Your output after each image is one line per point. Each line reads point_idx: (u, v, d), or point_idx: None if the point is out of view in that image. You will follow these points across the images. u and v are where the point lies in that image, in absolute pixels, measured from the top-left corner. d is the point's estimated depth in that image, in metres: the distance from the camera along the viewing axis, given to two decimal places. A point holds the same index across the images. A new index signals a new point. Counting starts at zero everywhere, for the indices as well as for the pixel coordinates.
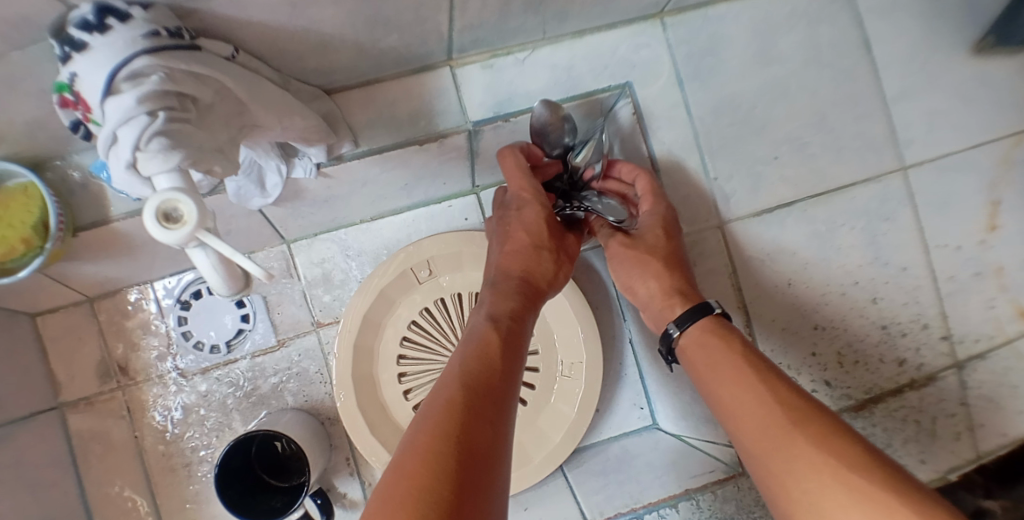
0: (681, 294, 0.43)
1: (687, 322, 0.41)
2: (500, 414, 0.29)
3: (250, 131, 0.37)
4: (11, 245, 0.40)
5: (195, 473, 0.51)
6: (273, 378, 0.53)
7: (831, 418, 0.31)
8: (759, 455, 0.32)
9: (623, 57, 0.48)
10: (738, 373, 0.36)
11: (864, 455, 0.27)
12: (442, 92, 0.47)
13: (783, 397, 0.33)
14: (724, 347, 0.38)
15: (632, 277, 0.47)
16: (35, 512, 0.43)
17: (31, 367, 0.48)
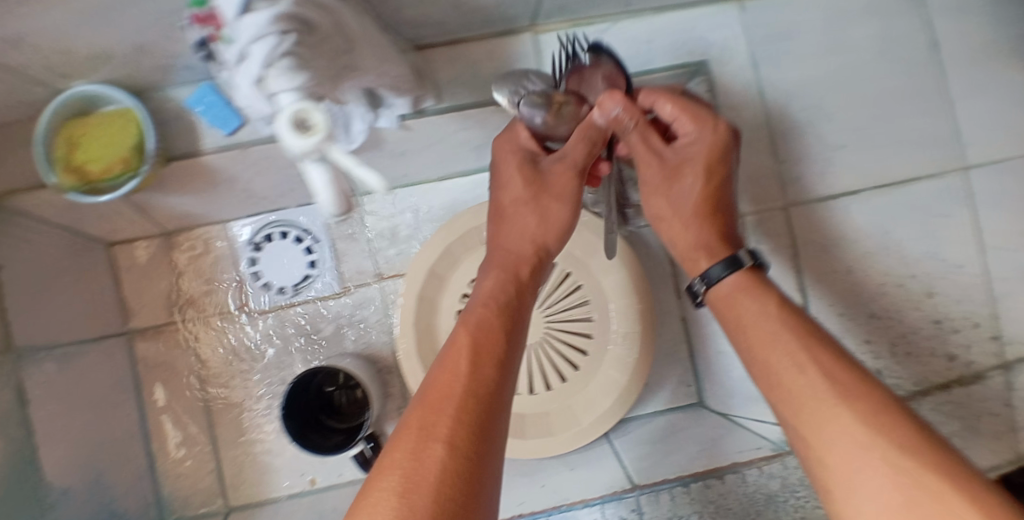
0: (709, 250, 0.38)
1: (722, 272, 0.36)
2: (473, 435, 0.26)
3: (349, 73, 0.36)
4: (110, 165, 0.42)
5: (253, 407, 0.55)
6: (333, 321, 0.56)
7: (876, 390, 0.27)
8: (797, 426, 0.28)
9: (701, 35, 0.49)
10: (777, 339, 0.31)
11: (917, 437, 0.24)
12: (524, 57, 0.48)
13: (823, 366, 0.28)
14: (760, 308, 0.33)
15: (681, 226, 0.40)
16: (82, 423, 0.48)
17: (102, 291, 0.54)
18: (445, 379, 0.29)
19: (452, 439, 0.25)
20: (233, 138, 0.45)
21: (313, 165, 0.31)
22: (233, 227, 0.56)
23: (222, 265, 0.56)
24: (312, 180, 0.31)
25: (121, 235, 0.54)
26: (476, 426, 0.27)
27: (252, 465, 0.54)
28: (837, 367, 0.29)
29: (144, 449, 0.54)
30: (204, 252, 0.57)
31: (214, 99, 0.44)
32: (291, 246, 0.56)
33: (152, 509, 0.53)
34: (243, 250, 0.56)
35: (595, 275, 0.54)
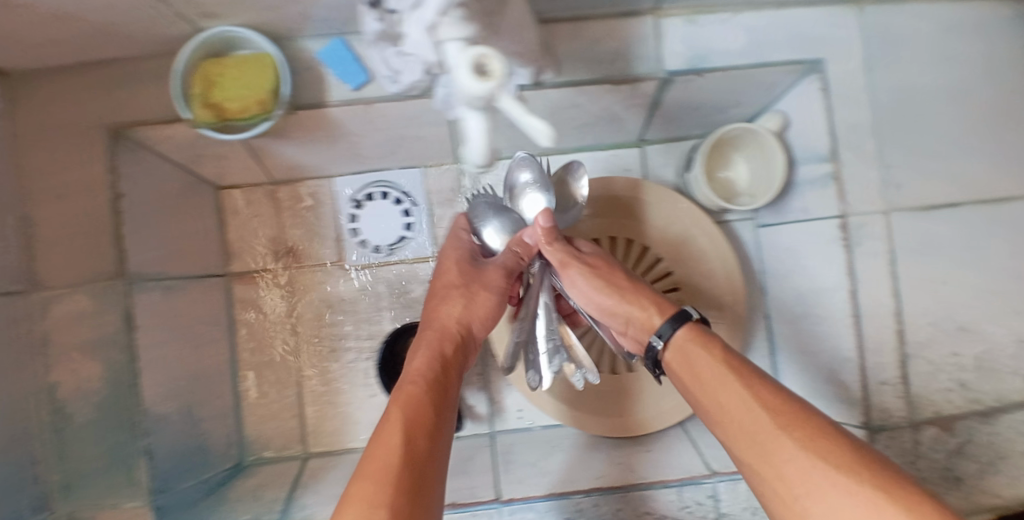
0: (658, 306, 0.42)
1: (671, 328, 0.40)
2: (407, 497, 0.30)
3: (493, 28, 0.36)
4: (247, 105, 0.44)
5: (342, 355, 0.62)
6: (423, 284, 0.63)
7: (808, 413, 0.32)
8: (748, 456, 0.32)
9: (820, 35, 0.48)
10: (722, 381, 0.35)
11: (850, 451, 0.29)
12: (642, 39, 0.47)
13: (766, 399, 0.33)
14: (708, 355, 0.37)
15: (600, 297, 0.44)
16: (186, 351, 0.54)
17: (207, 233, 0.60)
18: (383, 450, 0.32)
19: (393, 503, 0.29)
20: (356, 92, 0.46)
21: (476, 113, 0.31)
22: (338, 185, 0.62)
23: (325, 219, 0.63)
24: (471, 127, 0.32)
25: (231, 181, 0.61)
26: (411, 487, 0.30)
27: (334, 415, 0.62)
28: (776, 398, 0.33)
29: (233, 388, 0.61)
30: (307, 208, 0.63)
31: (344, 53, 0.45)
32: (391, 209, 0.62)
33: (234, 445, 0.59)
34: (345, 207, 0.62)
35: (688, 264, 0.56)
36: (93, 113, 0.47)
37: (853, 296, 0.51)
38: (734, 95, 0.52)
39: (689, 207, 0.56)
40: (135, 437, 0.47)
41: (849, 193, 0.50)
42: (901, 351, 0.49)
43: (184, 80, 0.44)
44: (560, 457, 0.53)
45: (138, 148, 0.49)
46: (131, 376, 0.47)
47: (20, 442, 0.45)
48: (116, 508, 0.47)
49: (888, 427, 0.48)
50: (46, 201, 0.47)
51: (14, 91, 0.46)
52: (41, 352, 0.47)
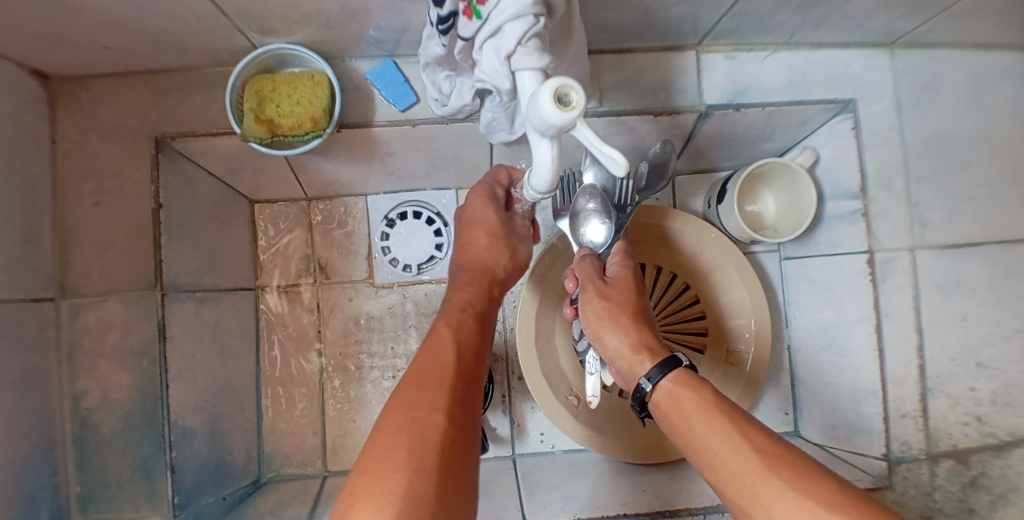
0: (651, 350, 0.42)
1: (660, 373, 0.40)
2: (458, 405, 0.33)
3: (557, 49, 0.38)
4: (300, 120, 0.44)
5: (367, 372, 0.62)
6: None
7: (795, 456, 0.32)
8: (741, 501, 0.32)
9: (853, 75, 0.52)
10: (711, 421, 0.35)
11: (835, 492, 0.28)
12: (685, 72, 0.49)
13: (756, 441, 0.33)
14: (695, 397, 0.37)
15: (600, 327, 0.44)
16: (216, 364, 0.54)
17: (241, 245, 0.60)
18: (432, 365, 0.36)
19: (446, 408, 0.32)
20: (407, 113, 0.48)
21: (547, 140, 0.33)
22: (374, 203, 0.63)
23: (358, 235, 0.63)
24: (539, 151, 0.34)
25: (267, 195, 0.62)
26: (461, 400, 0.34)
27: (357, 432, 0.62)
28: (765, 440, 0.34)
29: (256, 401, 0.61)
30: (339, 224, 0.63)
31: (393, 75, 0.47)
32: (423, 228, 0.63)
33: (254, 460, 0.59)
34: (378, 224, 0.63)
35: (713, 291, 0.58)
36: (138, 121, 0.47)
37: (878, 331, 0.53)
38: (769, 129, 0.56)
39: (719, 237, 0.56)
40: (161, 451, 0.46)
41: (877, 229, 0.53)
42: (922, 384, 0.50)
43: (237, 93, 0.45)
44: (585, 482, 0.53)
45: (179, 157, 0.50)
46: (159, 389, 0.46)
47: (48, 450, 0.45)
48: None
49: (908, 459, 0.50)
50: (85, 206, 0.47)
51: (67, 99, 0.47)
52: (71, 361, 0.47)
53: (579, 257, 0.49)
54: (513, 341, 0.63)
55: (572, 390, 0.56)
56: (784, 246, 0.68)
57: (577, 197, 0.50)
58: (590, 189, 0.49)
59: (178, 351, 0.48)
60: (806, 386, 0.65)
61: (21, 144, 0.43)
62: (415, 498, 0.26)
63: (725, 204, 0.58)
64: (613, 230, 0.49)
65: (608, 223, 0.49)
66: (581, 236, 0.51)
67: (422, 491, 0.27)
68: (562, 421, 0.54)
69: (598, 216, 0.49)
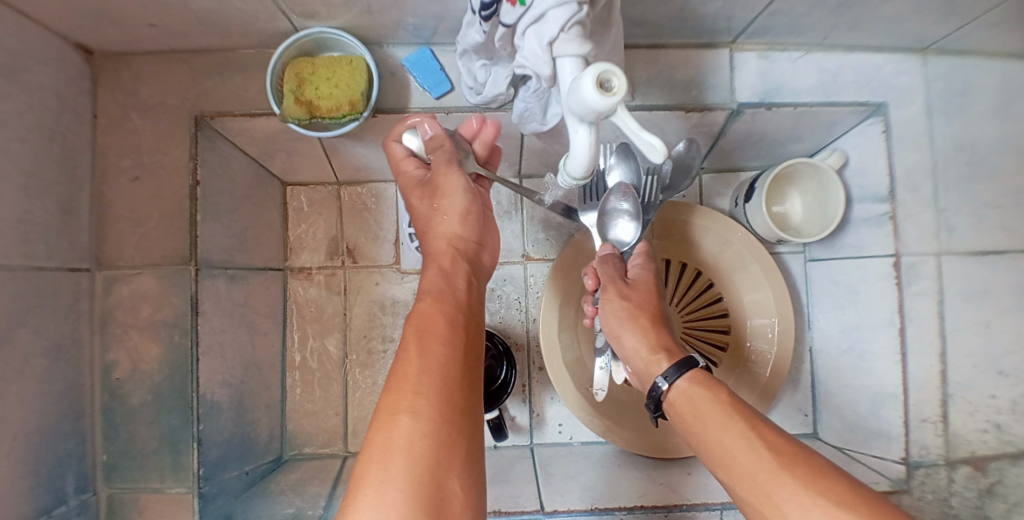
0: (668, 351, 0.43)
1: (677, 373, 0.41)
2: (438, 390, 0.31)
3: (596, 41, 0.39)
4: (337, 103, 0.45)
5: (389, 357, 0.63)
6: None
7: (810, 457, 0.32)
8: (752, 499, 0.32)
9: (884, 79, 0.52)
10: (726, 421, 0.36)
11: (848, 492, 0.29)
12: (717, 69, 0.50)
13: (769, 439, 0.34)
14: (711, 396, 0.38)
15: (620, 327, 0.46)
16: (244, 342, 0.55)
17: (272, 226, 0.61)
18: (403, 357, 0.32)
19: (415, 405, 0.29)
20: (442, 101, 0.49)
21: (585, 125, 0.34)
22: None
23: (386, 221, 0.64)
24: (577, 138, 0.35)
25: (299, 178, 0.62)
26: (439, 387, 0.31)
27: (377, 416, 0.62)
28: (778, 439, 0.34)
29: (280, 380, 0.62)
30: (366, 209, 0.64)
31: (430, 63, 0.48)
32: None
33: (276, 438, 0.60)
34: (406, 211, 0.64)
35: (737, 290, 0.58)
36: (177, 99, 0.48)
37: (902, 334, 0.53)
38: (798, 130, 0.56)
39: (745, 236, 0.56)
40: (188, 423, 0.47)
41: (905, 232, 0.53)
42: (943, 389, 0.51)
43: (277, 75, 0.46)
44: (602, 473, 0.53)
45: (216, 136, 0.51)
46: (189, 362, 0.47)
47: (77, 417, 0.46)
48: (162, 492, 0.47)
49: (926, 463, 0.50)
50: (122, 181, 0.48)
51: (108, 74, 0.48)
52: (103, 331, 0.48)
53: (602, 256, 0.50)
54: (533, 332, 0.63)
55: (592, 382, 0.57)
56: (809, 248, 0.68)
57: (609, 194, 0.49)
58: (624, 189, 0.49)
59: (208, 326, 0.49)
60: (825, 389, 0.65)
61: (61, 117, 0.44)
62: (383, 515, 0.25)
63: (752, 204, 0.58)
64: (643, 230, 0.49)
65: (638, 225, 0.49)
66: (609, 235, 0.51)
67: (391, 504, 0.25)
68: (579, 410, 0.55)
69: (630, 216, 0.49)
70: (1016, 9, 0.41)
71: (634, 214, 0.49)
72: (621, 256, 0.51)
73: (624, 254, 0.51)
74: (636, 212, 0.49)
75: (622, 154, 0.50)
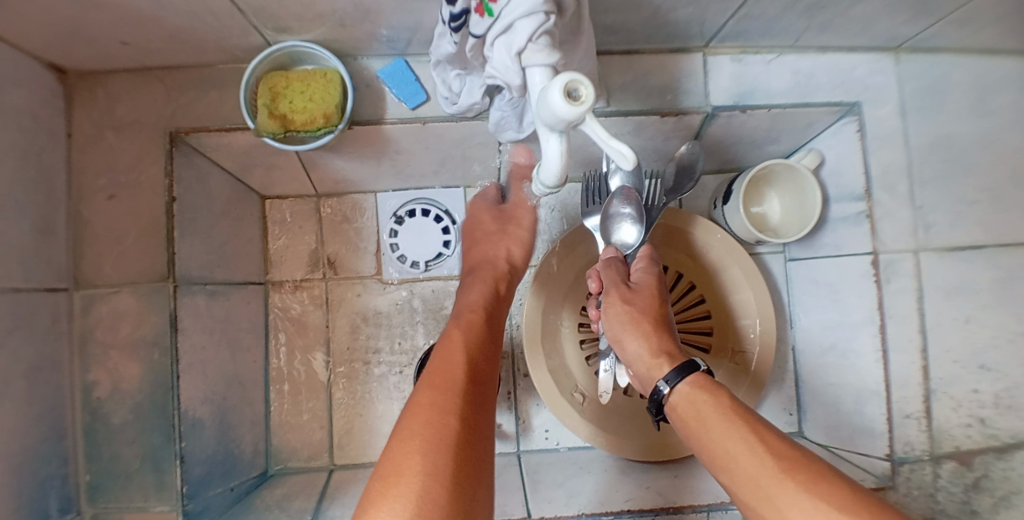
0: (670, 356, 0.43)
1: (678, 377, 0.40)
2: (470, 407, 0.34)
3: (566, 50, 0.39)
4: (312, 116, 0.45)
5: (373, 368, 0.63)
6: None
7: (812, 461, 0.32)
8: (756, 504, 0.32)
9: (858, 79, 0.53)
10: (729, 426, 0.36)
11: (850, 496, 0.29)
12: (692, 74, 0.50)
13: (771, 443, 0.34)
14: (713, 401, 0.38)
15: (622, 331, 0.45)
16: (226, 357, 0.54)
17: (252, 240, 0.61)
18: (445, 367, 0.36)
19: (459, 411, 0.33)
20: (418, 111, 0.49)
21: (555, 134, 0.34)
22: (383, 200, 0.64)
23: (367, 232, 0.64)
24: (548, 146, 0.36)
25: (278, 191, 0.62)
26: (475, 403, 0.35)
27: (363, 428, 0.62)
28: (780, 443, 0.34)
29: (264, 395, 0.61)
30: (347, 220, 0.64)
31: (405, 75, 0.48)
32: (432, 226, 0.64)
33: (262, 453, 0.59)
34: (386, 221, 0.64)
35: (719, 291, 0.58)
36: (152, 116, 0.48)
37: (883, 333, 0.54)
38: (775, 131, 0.56)
39: (725, 238, 0.56)
40: (170, 441, 0.46)
41: (882, 231, 0.53)
42: (926, 385, 0.51)
43: (252, 89, 0.46)
44: (589, 479, 0.53)
45: (192, 152, 0.51)
46: (170, 380, 0.46)
47: (57, 439, 0.46)
48: (145, 512, 0.46)
49: (911, 460, 0.50)
50: (99, 200, 0.48)
51: (82, 93, 0.48)
52: (83, 351, 0.48)
53: (606, 259, 0.50)
54: (517, 338, 0.63)
55: (578, 388, 0.57)
56: (789, 247, 0.69)
57: (612, 199, 0.50)
58: (627, 194, 0.49)
59: (189, 343, 0.49)
60: (810, 388, 0.65)
61: (35, 137, 0.44)
62: (431, 501, 0.27)
63: (730, 205, 0.59)
64: (645, 232, 0.50)
65: (642, 228, 0.50)
66: (613, 238, 0.52)
67: (437, 491, 0.27)
68: (565, 417, 0.55)
69: (632, 219, 0.50)
70: (985, 8, 0.42)
71: (638, 218, 0.50)
72: (625, 259, 0.51)
73: (629, 256, 0.52)
74: (641, 214, 0.50)
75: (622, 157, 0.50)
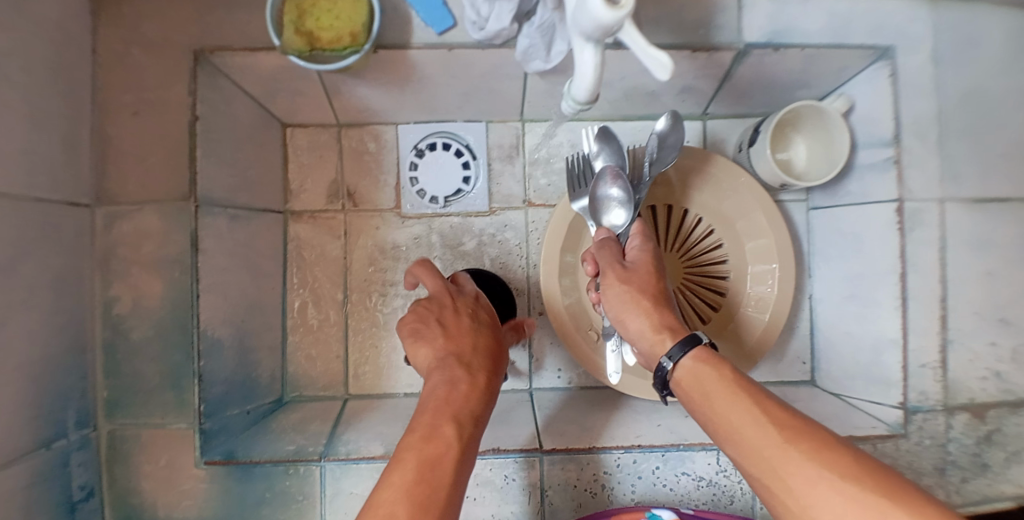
0: (671, 330, 0.42)
1: (680, 352, 0.40)
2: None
3: None
4: (338, 36, 0.45)
5: (389, 303, 0.63)
6: (476, 238, 0.64)
7: (814, 428, 0.33)
8: (760, 474, 0.33)
9: (895, 22, 0.51)
10: (732, 400, 0.36)
11: (850, 464, 0.30)
12: (725, 9, 0.49)
13: (774, 415, 0.34)
14: (717, 375, 0.38)
15: (623, 311, 0.44)
16: (249, 285, 0.55)
17: (273, 168, 0.61)
18: (434, 463, 0.31)
19: None
20: (445, 38, 0.48)
21: (591, 45, 0.35)
22: (404, 134, 0.64)
23: (387, 165, 0.64)
24: (581, 59, 0.36)
25: (299, 118, 0.62)
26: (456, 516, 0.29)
27: (377, 360, 0.63)
28: (782, 413, 0.35)
29: (281, 323, 0.62)
30: (368, 153, 0.64)
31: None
32: (452, 161, 0.63)
33: (279, 380, 0.60)
34: (407, 155, 0.64)
35: (738, 237, 0.58)
36: (176, 33, 0.47)
37: (904, 281, 0.52)
38: (805, 74, 0.55)
39: (748, 181, 0.56)
40: (189, 359, 0.47)
41: (909, 178, 0.52)
42: (944, 336, 0.51)
43: (277, 6, 0.45)
44: (602, 415, 0.54)
45: (216, 74, 0.50)
46: (190, 299, 0.47)
47: (79, 352, 0.46)
48: (165, 427, 0.47)
49: (924, 409, 0.51)
50: (122, 116, 0.48)
51: (106, 7, 0.48)
52: (105, 267, 0.48)
53: (599, 241, 0.48)
54: (535, 278, 0.64)
55: (593, 326, 0.57)
56: (812, 196, 0.67)
57: (598, 181, 0.51)
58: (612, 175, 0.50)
59: (213, 263, 0.49)
60: (824, 337, 0.65)
61: (59, 47, 0.44)
62: None
63: (756, 149, 0.58)
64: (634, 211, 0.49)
65: (628, 207, 0.49)
66: (604, 221, 0.51)
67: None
68: (579, 353, 0.55)
69: (620, 199, 0.49)
70: None
71: (625, 197, 0.49)
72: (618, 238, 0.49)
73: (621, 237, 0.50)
74: (627, 195, 0.49)
75: (605, 141, 0.52)
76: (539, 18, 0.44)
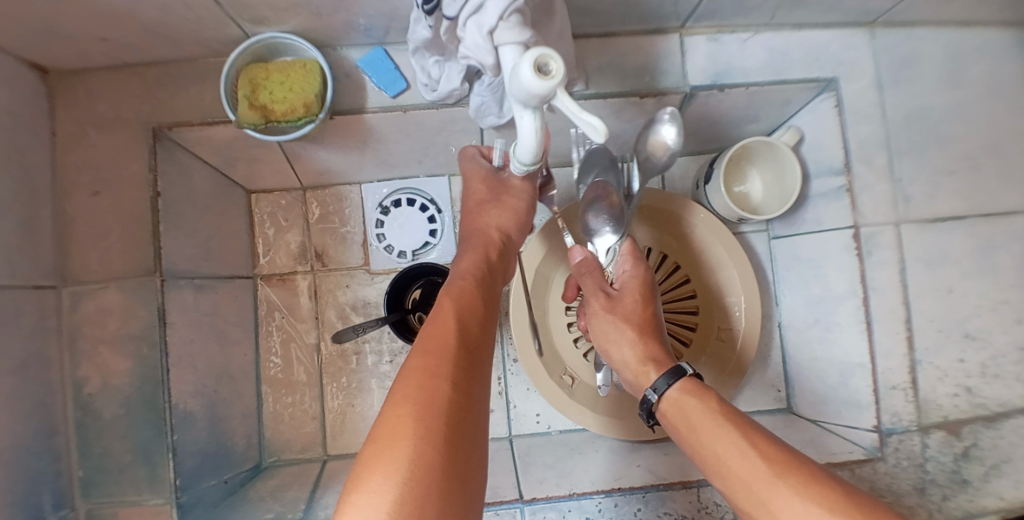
0: (656, 362, 0.44)
1: (667, 383, 0.42)
2: (463, 374, 0.33)
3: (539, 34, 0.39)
4: (292, 106, 0.46)
5: (364, 359, 0.64)
6: None
7: (801, 463, 0.34)
8: (748, 506, 0.34)
9: (834, 54, 0.53)
10: (720, 431, 0.37)
11: (837, 497, 0.31)
12: (670, 54, 0.50)
13: (761, 448, 0.35)
14: (702, 406, 0.39)
15: (609, 343, 0.46)
16: (218, 352, 0.55)
17: (238, 236, 0.62)
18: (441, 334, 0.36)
19: (452, 378, 0.32)
20: (398, 101, 0.49)
21: (531, 111, 0.34)
22: (368, 191, 0.65)
23: (352, 223, 0.65)
24: (522, 124, 0.35)
25: (263, 185, 0.63)
26: (467, 371, 0.34)
27: (355, 417, 0.63)
28: (770, 447, 0.36)
29: (255, 389, 0.62)
30: (334, 213, 0.65)
31: (384, 62, 0.48)
32: (416, 215, 0.65)
33: (254, 446, 0.60)
34: (372, 212, 0.65)
35: (704, 271, 0.59)
36: (135, 112, 0.48)
37: (865, 304, 0.53)
38: (754, 108, 0.57)
39: (707, 216, 0.57)
40: (162, 434, 0.47)
41: (862, 204, 0.53)
42: (911, 356, 0.51)
43: (231, 82, 0.46)
44: (581, 459, 0.55)
45: (175, 148, 0.51)
46: (159, 373, 0.47)
47: (51, 435, 0.46)
48: (140, 505, 0.47)
49: (898, 430, 0.51)
50: (85, 196, 0.48)
51: (64, 91, 0.49)
52: (73, 348, 0.48)
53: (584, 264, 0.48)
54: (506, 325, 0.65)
55: (566, 370, 0.58)
56: (771, 225, 0.69)
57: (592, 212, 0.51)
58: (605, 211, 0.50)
59: (181, 337, 0.49)
60: (794, 363, 0.66)
61: (18, 135, 0.44)
62: (424, 463, 0.27)
63: (711, 186, 0.59)
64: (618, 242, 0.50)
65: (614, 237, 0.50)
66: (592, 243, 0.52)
67: (428, 459, 0.27)
68: (556, 398, 0.56)
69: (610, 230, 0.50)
70: None
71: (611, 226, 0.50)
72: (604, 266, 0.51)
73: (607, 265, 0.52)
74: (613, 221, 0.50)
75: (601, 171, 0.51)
76: (487, 81, 0.44)
